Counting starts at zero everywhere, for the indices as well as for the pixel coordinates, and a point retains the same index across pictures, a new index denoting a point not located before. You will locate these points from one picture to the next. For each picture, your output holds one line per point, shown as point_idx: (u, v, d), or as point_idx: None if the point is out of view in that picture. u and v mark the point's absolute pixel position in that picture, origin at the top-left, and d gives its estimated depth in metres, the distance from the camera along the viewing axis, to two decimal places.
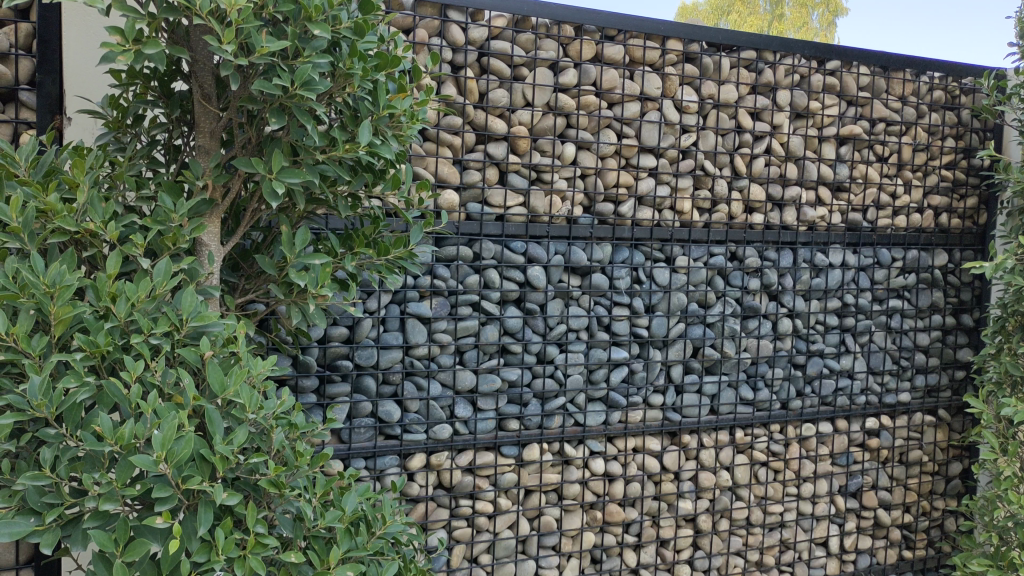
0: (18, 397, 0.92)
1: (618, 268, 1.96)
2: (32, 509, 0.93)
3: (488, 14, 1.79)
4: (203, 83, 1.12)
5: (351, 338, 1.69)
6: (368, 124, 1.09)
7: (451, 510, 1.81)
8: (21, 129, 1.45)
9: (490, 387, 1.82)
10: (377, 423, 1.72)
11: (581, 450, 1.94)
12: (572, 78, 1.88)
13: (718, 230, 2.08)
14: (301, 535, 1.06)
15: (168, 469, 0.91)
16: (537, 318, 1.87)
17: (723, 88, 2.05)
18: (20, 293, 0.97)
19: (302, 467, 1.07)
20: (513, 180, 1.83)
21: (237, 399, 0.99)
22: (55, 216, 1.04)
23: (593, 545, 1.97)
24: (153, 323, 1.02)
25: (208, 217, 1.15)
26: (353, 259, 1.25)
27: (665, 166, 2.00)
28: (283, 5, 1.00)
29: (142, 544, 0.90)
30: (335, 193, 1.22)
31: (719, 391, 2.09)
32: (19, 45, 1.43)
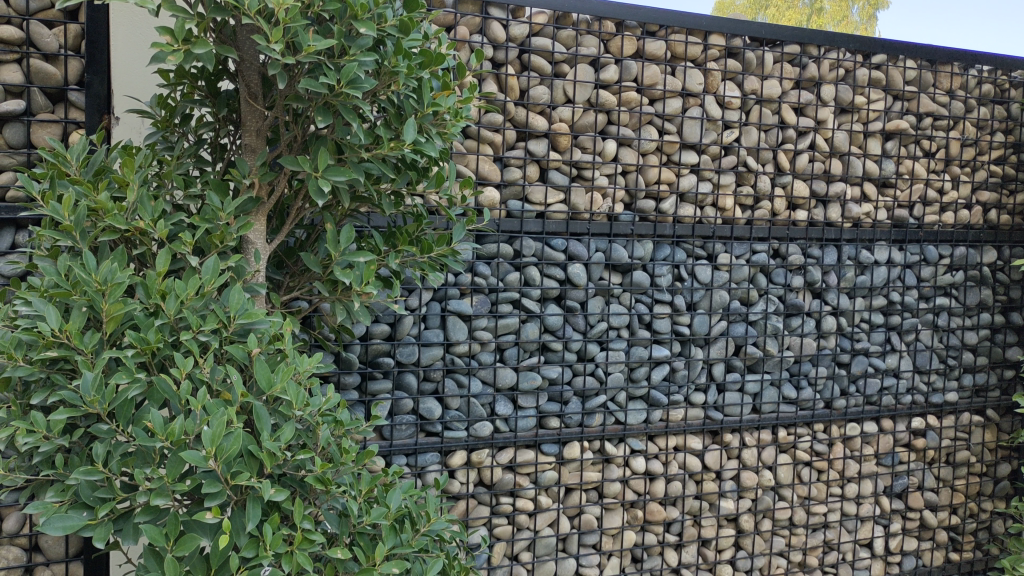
0: (71, 393, 0.94)
1: (659, 265, 1.94)
2: (85, 504, 0.94)
3: (529, 10, 1.79)
4: (249, 82, 1.12)
5: (393, 335, 1.70)
6: (413, 122, 1.09)
7: (492, 507, 1.81)
8: (71, 128, 1.47)
9: (530, 385, 1.82)
10: (419, 420, 1.73)
11: (622, 448, 1.94)
12: (613, 74, 1.86)
13: (761, 227, 2.05)
14: (347, 531, 1.07)
15: (218, 465, 0.91)
16: (578, 316, 1.87)
17: (766, 84, 2.03)
18: (72, 291, 0.99)
19: (347, 463, 1.07)
20: (554, 176, 1.83)
21: (284, 396, 0.99)
22: (105, 215, 1.05)
23: (634, 543, 1.96)
24: (202, 320, 1.03)
25: (255, 214, 1.16)
26: (397, 256, 1.26)
27: (707, 163, 1.98)
28: (330, 3, 1.00)
29: (192, 540, 0.91)
30: (379, 191, 1.23)
31: (761, 390, 2.07)
32: (68, 46, 1.45)
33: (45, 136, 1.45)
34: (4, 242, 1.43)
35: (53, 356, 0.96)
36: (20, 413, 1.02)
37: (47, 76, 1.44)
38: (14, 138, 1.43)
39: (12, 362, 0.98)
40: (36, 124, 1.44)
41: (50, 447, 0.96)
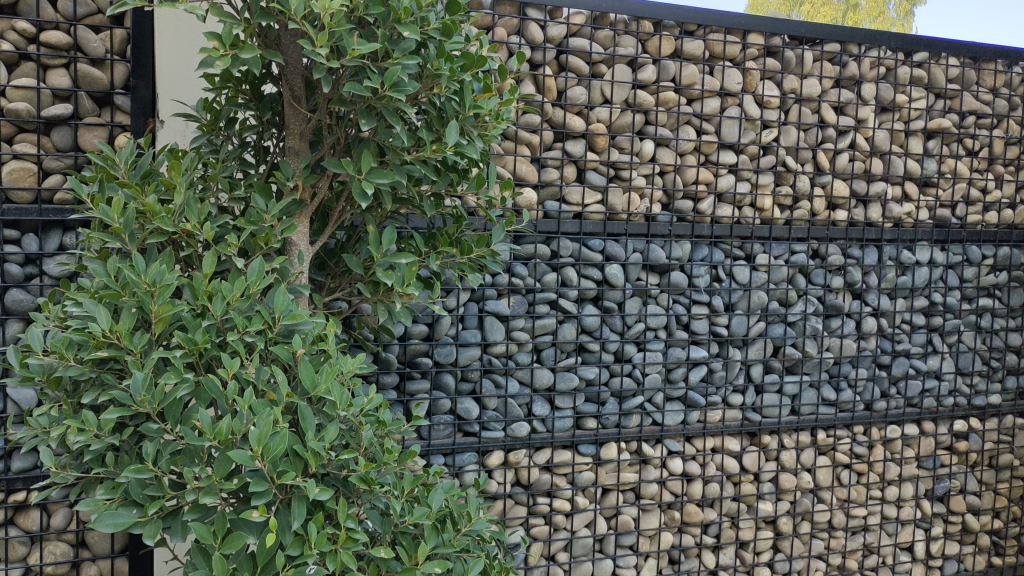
0: (122, 393, 0.95)
1: (697, 266, 1.93)
2: (135, 501, 0.96)
3: (566, 11, 1.79)
4: (293, 85, 1.13)
5: (431, 336, 1.71)
6: (455, 125, 1.10)
7: (529, 507, 1.82)
8: (117, 131, 1.49)
9: (567, 385, 1.82)
10: (456, 421, 1.73)
11: (659, 450, 1.93)
12: (650, 74, 1.85)
13: (800, 227, 2.04)
14: (389, 531, 1.08)
15: (265, 464, 0.92)
16: (615, 317, 1.86)
17: (806, 82, 2.02)
18: (122, 292, 1.01)
19: (390, 463, 1.08)
20: (591, 177, 1.83)
21: (329, 396, 1.00)
22: (154, 217, 1.07)
23: (671, 545, 1.95)
24: (248, 321, 1.04)
25: (298, 216, 1.17)
26: (437, 258, 1.27)
27: (746, 163, 1.97)
28: (373, 7, 1.01)
29: (240, 538, 0.93)
30: (419, 192, 1.24)
31: (800, 391, 2.05)
32: (114, 51, 1.48)
33: (91, 139, 1.47)
34: (52, 243, 1.45)
35: (103, 356, 0.98)
36: (72, 412, 1.04)
37: (94, 80, 1.46)
38: (62, 141, 1.45)
39: (64, 361, 1.00)
40: (83, 127, 1.46)
41: (101, 445, 0.98)
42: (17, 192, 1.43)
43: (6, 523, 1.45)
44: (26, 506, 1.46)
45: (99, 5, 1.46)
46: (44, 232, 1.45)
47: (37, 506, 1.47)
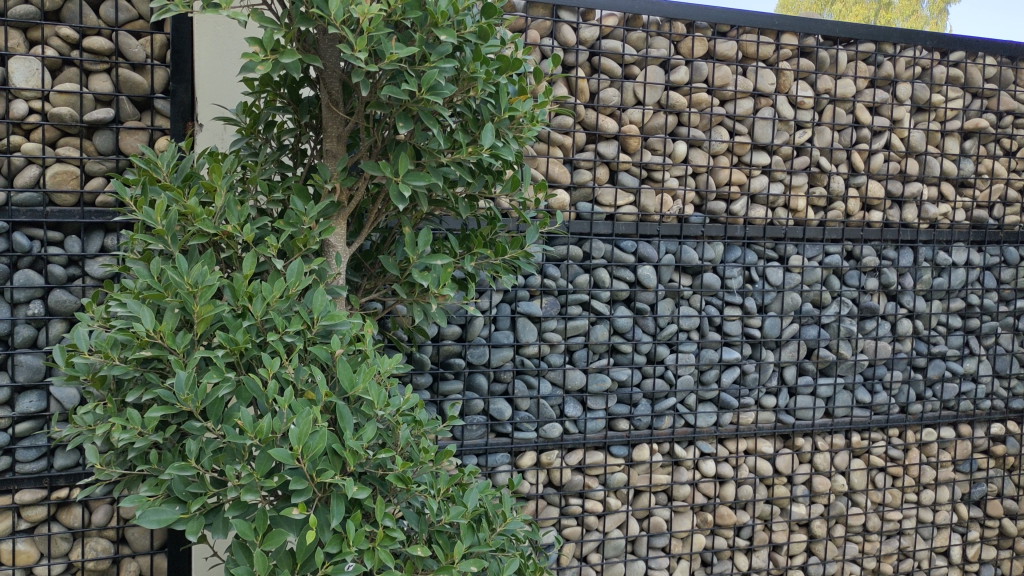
0: (166, 392, 0.97)
1: (730, 267, 1.93)
2: (177, 498, 0.98)
3: (599, 13, 1.80)
4: (331, 89, 1.14)
5: (464, 337, 1.72)
6: (491, 127, 1.11)
7: (561, 508, 1.82)
8: (156, 135, 1.52)
9: (600, 387, 1.82)
10: (489, 421, 1.74)
11: (691, 451, 1.93)
12: (683, 75, 1.86)
13: (834, 229, 2.02)
14: (426, 530, 1.09)
15: (305, 462, 0.94)
16: (648, 318, 1.86)
17: (840, 83, 2.00)
18: (165, 293, 1.03)
19: (426, 463, 1.09)
20: (623, 178, 1.83)
21: (366, 396, 1.02)
22: (195, 219, 1.09)
23: (703, 547, 1.95)
24: (287, 322, 1.06)
25: (335, 218, 1.19)
26: (472, 259, 1.28)
27: (779, 164, 1.96)
28: (411, 11, 1.02)
29: (280, 535, 0.94)
30: (455, 195, 1.25)
31: (835, 393, 2.04)
32: (154, 56, 1.51)
33: (132, 142, 1.50)
34: (94, 245, 1.49)
35: (147, 355, 1.00)
36: (116, 410, 1.06)
37: (135, 85, 1.49)
38: (104, 145, 1.48)
39: (108, 361, 1.02)
40: (124, 131, 1.49)
41: (145, 443, 1.00)
42: (59, 195, 1.46)
43: (49, 520, 1.48)
44: (69, 502, 1.49)
45: (140, 11, 1.50)
46: (86, 235, 1.49)
47: (79, 503, 1.50)
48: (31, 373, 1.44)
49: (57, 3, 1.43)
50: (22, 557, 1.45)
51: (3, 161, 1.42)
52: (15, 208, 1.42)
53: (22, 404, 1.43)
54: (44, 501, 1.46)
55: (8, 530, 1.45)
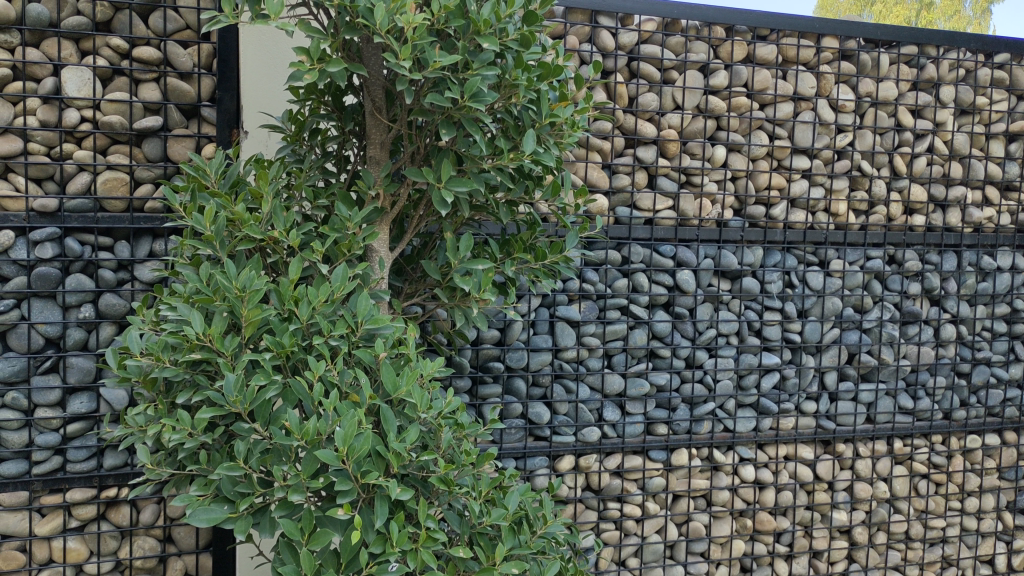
0: (216, 394, 1.00)
1: (770, 272, 1.92)
2: (226, 498, 1.00)
3: (638, 18, 1.80)
4: (375, 96, 1.16)
5: (503, 341, 1.73)
6: (532, 133, 1.12)
7: (600, 512, 1.82)
8: (203, 142, 1.55)
9: (638, 392, 1.82)
10: (528, 425, 1.76)
11: (731, 456, 1.91)
12: (723, 79, 1.85)
13: (876, 233, 2.01)
14: (468, 532, 1.10)
15: (349, 464, 0.96)
16: (686, 323, 1.86)
17: (882, 86, 1.99)
18: (214, 297, 1.05)
19: (469, 465, 1.10)
20: (663, 183, 1.83)
21: (409, 398, 1.03)
22: (242, 225, 1.12)
23: (743, 553, 1.94)
24: (332, 325, 1.07)
25: (379, 224, 1.20)
26: (512, 264, 1.29)
27: (820, 167, 1.95)
28: (453, 20, 1.04)
29: (326, 535, 0.96)
30: (496, 200, 1.26)
31: (876, 399, 2.02)
32: (201, 64, 1.54)
33: (180, 150, 1.54)
34: (143, 250, 1.52)
35: (197, 358, 1.02)
36: (166, 411, 1.09)
37: (183, 93, 1.52)
38: (153, 152, 1.52)
39: (159, 363, 1.05)
40: (172, 138, 1.53)
41: (194, 444, 1.02)
42: (110, 201, 1.50)
43: (98, 518, 1.51)
44: (118, 502, 1.52)
45: (188, 20, 1.53)
46: (136, 240, 1.52)
47: (127, 502, 1.53)
48: (82, 375, 1.48)
49: (108, 14, 1.48)
50: (72, 555, 1.49)
51: (56, 169, 1.46)
52: (68, 214, 1.47)
53: (73, 405, 1.47)
54: (94, 500, 1.50)
55: (59, 528, 1.49)
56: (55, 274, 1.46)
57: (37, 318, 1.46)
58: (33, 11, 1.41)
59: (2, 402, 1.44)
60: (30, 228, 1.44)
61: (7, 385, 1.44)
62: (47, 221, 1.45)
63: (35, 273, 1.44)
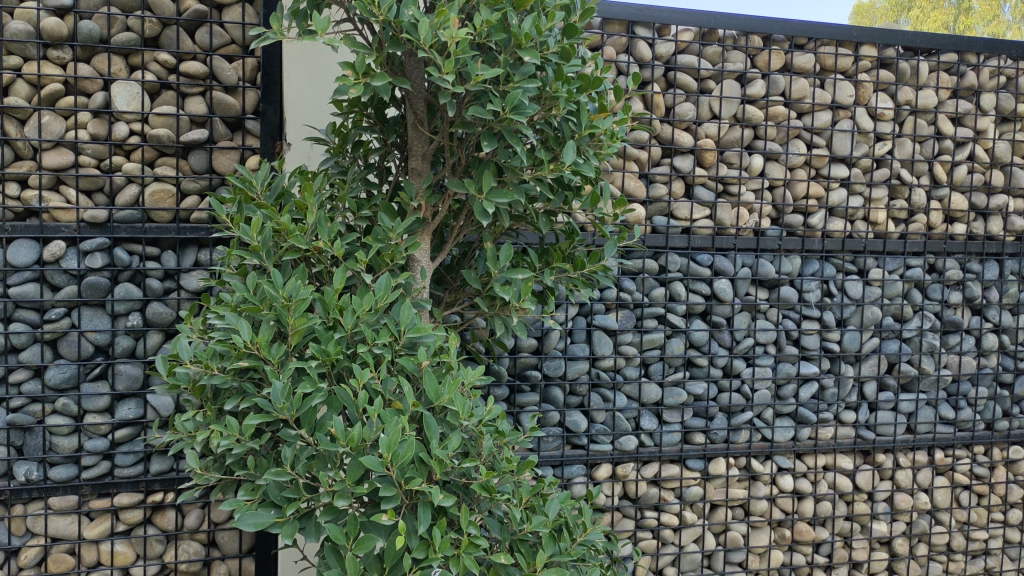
0: (264, 401, 1.02)
1: (808, 281, 1.91)
2: (272, 503, 1.02)
3: (675, 28, 1.81)
4: (417, 109, 1.18)
5: (540, 349, 1.75)
6: (573, 144, 1.13)
7: (637, 521, 1.83)
8: (248, 154, 1.58)
9: (675, 401, 1.82)
10: (565, 433, 1.76)
11: (769, 466, 1.91)
12: (760, 88, 1.86)
13: (916, 241, 1.99)
14: (509, 538, 1.11)
15: (394, 470, 0.97)
16: (724, 332, 1.85)
17: (922, 94, 1.98)
18: (262, 306, 1.08)
19: (510, 472, 1.11)
20: (700, 193, 1.84)
21: (451, 406, 1.05)
22: (288, 236, 1.14)
23: (782, 563, 1.93)
24: (375, 333, 1.09)
25: (420, 234, 1.23)
26: (552, 273, 1.31)
27: (858, 176, 1.94)
28: (496, 35, 1.06)
29: (371, 539, 0.98)
30: (535, 210, 1.28)
31: (916, 409, 2.00)
32: (245, 78, 1.57)
33: (225, 162, 1.57)
34: (189, 260, 1.56)
35: (245, 365, 1.04)
36: (215, 417, 1.12)
37: (227, 106, 1.55)
38: (198, 164, 1.55)
39: (208, 370, 1.09)
40: (217, 150, 1.56)
41: (242, 450, 1.05)
42: (157, 212, 1.53)
43: (145, 522, 1.55)
44: (163, 506, 1.55)
45: (232, 35, 1.56)
46: (182, 249, 1.55)
47: (173, 507, 1.56)
48: (130, 382, 1.52)
49: (157, 29, 1.51)
50: (120, 558, 1.53)
51: (105, 181, 1.50)
52: (117, 225, 1.51)
53: (121, 412, 1.51)
54: (141, 504, 1.53)
55: (107, 531, 1.52)
56: (105, 284, 1.49)
57: (87, 326, 1.49)
58: (84, 28, 1.45)
59: (53, 407, 1.48)
60: (81, 239, 1.49)
61: (58, 392, 1.49)
62: (97, 232, 1.49)
63: (85, 282, 1.48)
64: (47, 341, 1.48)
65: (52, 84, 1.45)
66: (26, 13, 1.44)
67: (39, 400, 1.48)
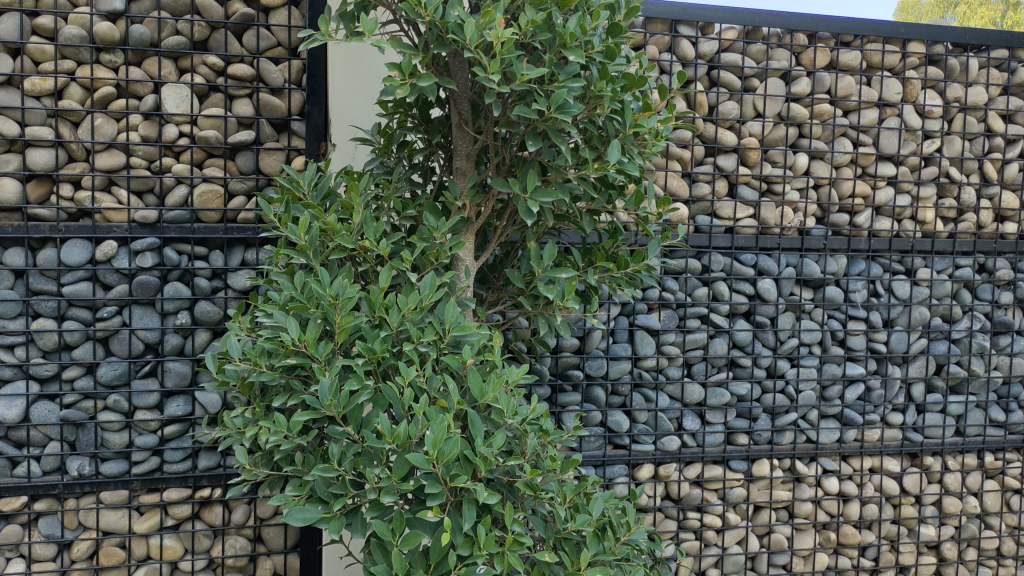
0: (311, 398, 1.03)
1: (854, 281, 1.89)
2: (320, 498, 1.03)
3: (718, 27, 1.80)
4: (461, 109, 1.19)
5: (582, 349, 1.75)
6: (617, 143, 1.13)
7: (679, 522, 1.82)
8: (294, 155, 1.60)
9: (718, 401, 1.81)
10: (607, 433, 1.76)
11: (814, 468, 1.88)
12: (805, 87, 1.83)
13: (965, 240, 1.96)
14: (553, 536, 1.12)
15: (439, 468, 0.98)
16: (768, 332, 1.84)
17: (971, 91, 1.95)
18: (309, 305, 1.09)
19: (555, 471, 1.12)
20: (743, 192, 1.82)
21: (496, 404, 1.05)
22: (335, 235, 1.15)
23: (827, 566, 1.90)
24: (421, 331, 1.10)
25: (465, 233, 1.23)
26: (595, 272, 1.30)
27: (906, 174, 1.91)
28: (541, 34, 1.06)
29: (417, 536, 0.98)
30: (580, 209, 1.28)
31: (966, 411, 1.97)
32: (292, 80, 1.59)
33: (271, 162, 1.59)
34: (236, 259, 1.58)
35: (293, 363, 1.06)
36: (263, 414, 1.14)
37: (274, 108, 1.57)
38: (246, 165, 1.57)
39: (257, 367, 1.10)
40: (264, 151, 1.58)
41: (290, 446, 1.06)
42: (205, 212, 1.56)
43: (193, 517, 1.57)
44: (211, 502, 1.58)
45: (279, 38, 1.58)
46: (229, 249, 1.58)
47: (220, 502, 1.59)
48: (178, 379, 1.54)
49: (205, 33, 1.54)
50: (169, 552, 1.56)
51: (156, 182, 1.53)
52: (167, 225, 1.54)
53: (170, 408, 1.53)
54: (189, 499, 1.56)
55: (157, 525, 1.55)
56: (155, 283, 1.52)
57: (138, 324, 1.52)
58: (135, 32, 1.48)
59: (105, 404, 1.51)
60: (132, 239, 1.52)
61: (110, 388, 1.52)
62: (147, 232, 1.52)
63: (136, 281, 1.51)
64: (99, 339, 1.52)
65: (104, 87, 1.48)
66: (79, 17, 1.47)
67: (91, 396, 1.51)
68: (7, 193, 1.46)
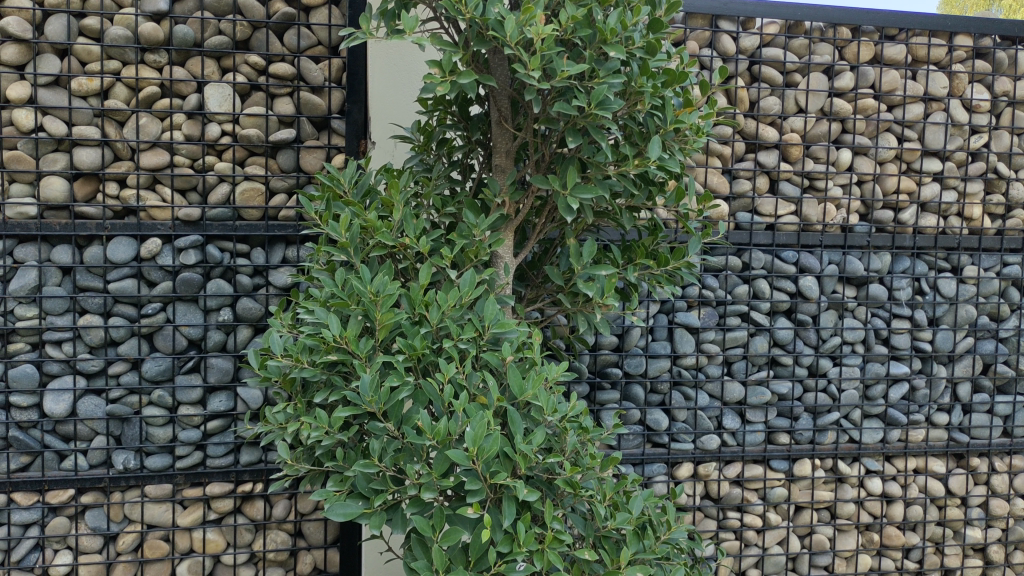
0: (353, 394, 1.03)
1: (898, 278, 1.86)
2: (360, 494, 1.03)
3: (759, 22, 1.78)
4: (501, 107, 1.19)
5: (621, 347, 1.74)
6: (658, 139, 1.12)
7: (719, 521, 1.80)
8: (333, 152, 1.61)
9: (759, 400, 1.79)
10: (646, 431, 1.75)
11: (857, 468, 1.86)
12: (848, 81, 1.81)
13: (1013, 237, 1.92)
14: (592, 534, 1.11)
15: (479, 464, 0.97)
16: (810, 330, 1.82)
17: (1020, 84, 1.91)
18: (350, 301, 1.10)
19: (594, 468, 1.11)
20: (786, 188, 1.79)
21: (535, 402, 1.05)
22: (375, 233, 1.16)
23: (869, 568, 1.88)
24: (460, 329, 1.10)
25: (504, 231, 1.23)
26: (635, 269, 1.29)
27: (952, 170, 1.88)
28: (581, 30, 1.06)
29: (457, 532, 0.98)
30: (620, 206, 1.27)
31: (1014, 412, 1.93)
32: (331, 79, 1.60)
33: (311, 160, 1.60)
34: (277, 257, 1.59)
35: (333, 359, 1.06)
36: (304, 410, 1.15)
37: (315, 107, 1.59)
38: (286, 163, 1.59)
39: (298, 364, 1.11)
40: (304, 150, 1.59)
41: (330, 442, 1.07)
42: (247, 210, 1.57)
43: (235, 511, 1.59)
44: (253, 496, 1.60)
45: (319, 37, 1.59)
46: (270, 246, 1.59)
47: (261, 497, 1.60)
48: (221, 375, 1.56)
49: (247, 32, 1.56)
50: (211, 546, 1.57)
51: (198, 180, 1.55)
52: (209, 223, 1.55)
53: (213, 404, 1.56)
54: (231, 494, 1.57)
55: (200, 519, 1.57)
56: (198, 280, 1.54)
57: (181, 321, 1.54)
58: (179, 32, 1.50)
59: (149, 399, 1.54)
60: (176, 236, 1.54)
61: (154, 383, 1.54)
62: (190, 230, 1.54)
63: (180, 278, 1.53)
64: (143, 335, 1.54)
65: (149, 87, 1.50)
66: (125, 18, 1.49)
67: (136, 391, 1.53)
68: (54, 192, 1.49)
